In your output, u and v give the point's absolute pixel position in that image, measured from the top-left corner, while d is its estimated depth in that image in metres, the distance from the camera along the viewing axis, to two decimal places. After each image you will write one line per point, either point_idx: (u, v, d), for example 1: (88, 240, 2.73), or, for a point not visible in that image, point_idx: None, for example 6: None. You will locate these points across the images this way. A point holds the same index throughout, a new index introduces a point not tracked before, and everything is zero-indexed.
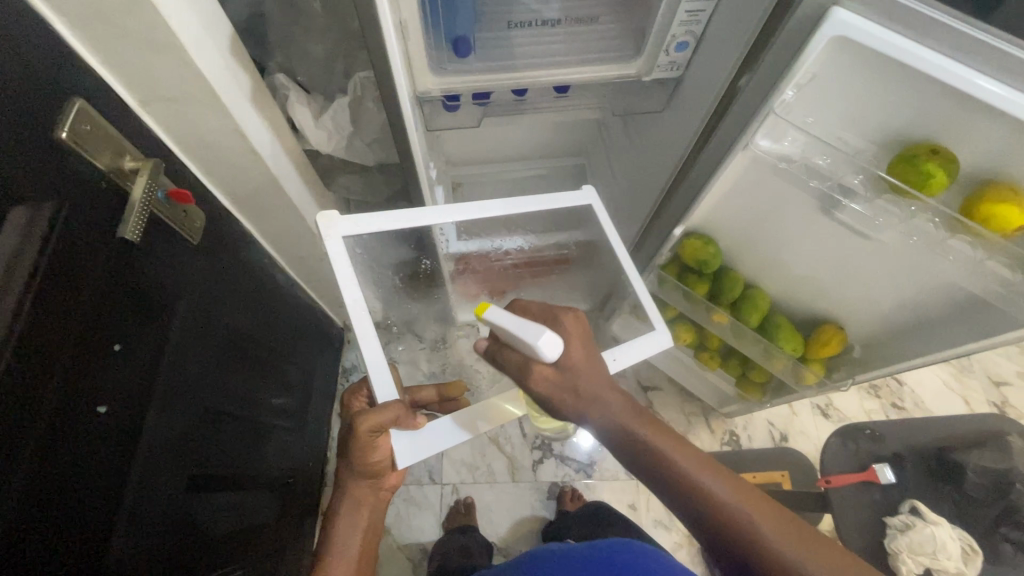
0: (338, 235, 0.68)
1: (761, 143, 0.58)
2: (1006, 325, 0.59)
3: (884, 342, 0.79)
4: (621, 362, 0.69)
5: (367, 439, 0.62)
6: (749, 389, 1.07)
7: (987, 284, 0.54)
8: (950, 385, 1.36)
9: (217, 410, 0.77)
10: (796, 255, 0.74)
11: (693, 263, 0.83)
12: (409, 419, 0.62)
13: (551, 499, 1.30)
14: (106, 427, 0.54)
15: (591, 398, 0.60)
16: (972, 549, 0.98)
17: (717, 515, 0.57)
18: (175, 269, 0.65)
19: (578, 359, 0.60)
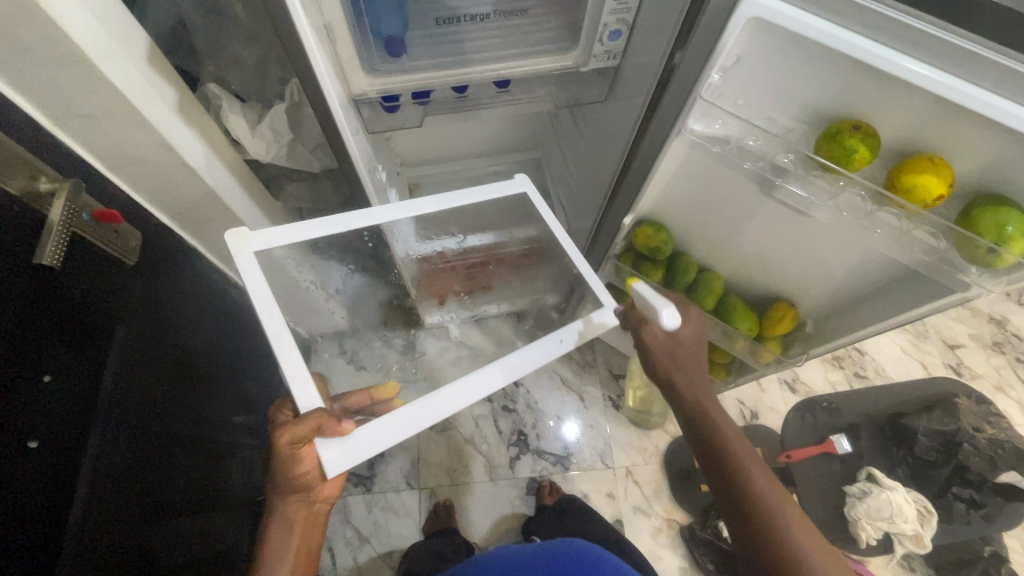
0: (249, 253, 0.65)
1: (694, 128, 0.58)
2: (939, 291, 0.61)
3: (834, 317, 0.81)
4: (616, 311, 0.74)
5: (290, 451, 0.59)
6: (713, 370, 1.08)
7: (916, 254, 0.55)
8: (907, 350, 1.41)
9: (173, 435, 0.75)
10: (744, 236, 0.75)
11: (645, 250, 0.84)
12: (336, 426, 0.59)
13: (530, 494, 1.30)
14: (41, 463, 0.52)
15: (683, 367, 0.69)
16: (928, 510, 1.00)
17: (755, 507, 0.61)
18: (111, 292, 0.63)
19: (687, 334, 0.69)
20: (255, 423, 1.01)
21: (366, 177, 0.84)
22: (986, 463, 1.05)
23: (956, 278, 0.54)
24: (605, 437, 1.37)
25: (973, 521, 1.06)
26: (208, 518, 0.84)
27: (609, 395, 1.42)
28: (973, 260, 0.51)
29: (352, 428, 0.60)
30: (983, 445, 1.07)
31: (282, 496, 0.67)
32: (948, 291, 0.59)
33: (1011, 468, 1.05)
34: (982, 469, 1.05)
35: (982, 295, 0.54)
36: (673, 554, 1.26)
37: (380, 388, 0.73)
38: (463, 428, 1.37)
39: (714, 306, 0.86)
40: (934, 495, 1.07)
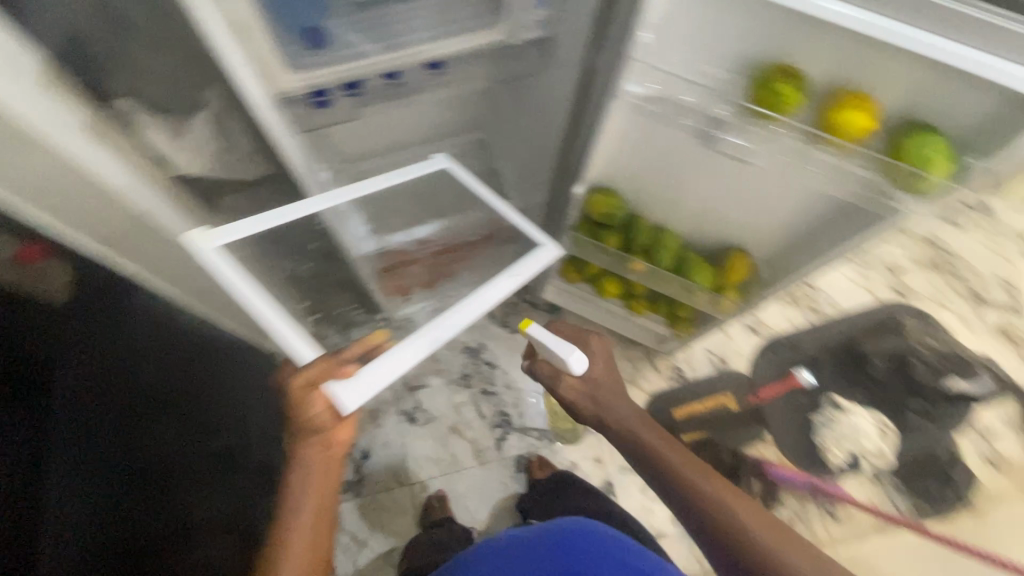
0: (213, 247, 0.61)
1: (632, 90, 0.58)
2: (874, 221, 0.64)
3: (782, 261, 0.84)
4: (519, 277, 0.77)
5: (303, 401, 0.59)
6: (679, 324, 1.12)
7: (852, 187, 0.57)
8: (857, 281, 1.49)
9: (146, 474, 0.74)
10: (693, 190, 0.76)
11: (600, 218, 0.85)
12: (340, 369, 0.59)
13: (521, 471, 1.32)
14: None
15: (607, 403, 0.75)
16: (888, 428, 1.22)
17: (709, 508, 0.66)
18: (47, 348, 0.60)
19: (597, 371, 0.77)
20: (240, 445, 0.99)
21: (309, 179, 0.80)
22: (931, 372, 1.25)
23: (887, 206, 0.57)
24: None
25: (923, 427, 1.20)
26: (202, 540, 0.84)
27: None
28: (898, 185, 0.54)
29: (357, 370, 0.60)
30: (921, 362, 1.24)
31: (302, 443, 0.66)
32: (879, 220, 0.62)
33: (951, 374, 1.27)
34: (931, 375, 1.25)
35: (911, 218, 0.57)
36: (663, 505, 1.31)
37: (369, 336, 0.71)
38: (446, 418, 1.37)
39: (672, 265, 0.88)
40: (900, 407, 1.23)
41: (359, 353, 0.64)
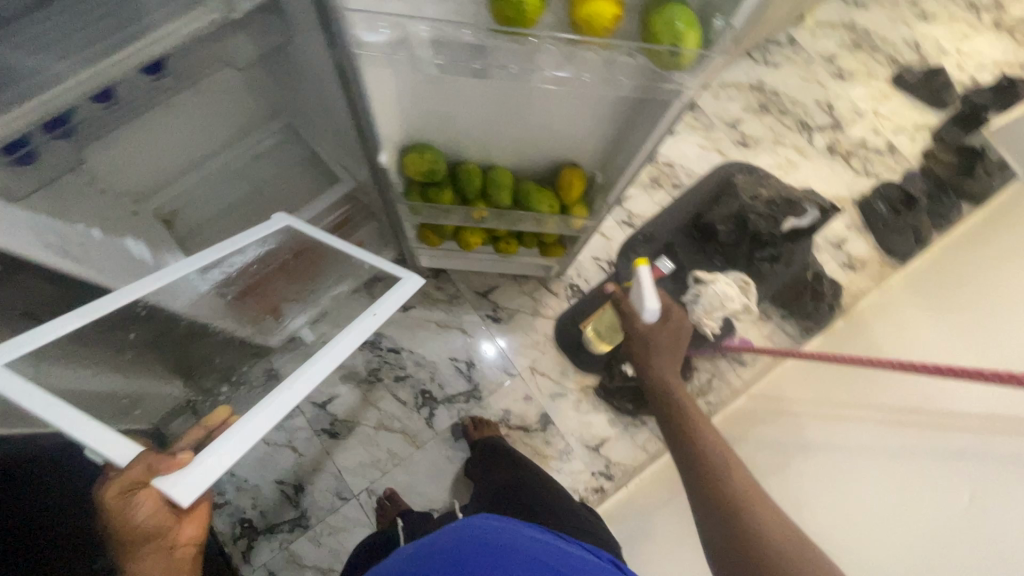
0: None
1: (365, 42, 0.51)
2: (663, 109, 0.63)
3: (610, 164, 0.82)
4: (380, 312, 0.89)
5: (123, 503, 0.59)
6: (552, 250, 1.11)
7: (626, 78, 0.55)
8: (704, 145, 1.66)
9: None
10: (496, 120, 0.72)
11: (422, 177, 0.79)
12: (165, 460, 0.57)
13: (460, 438, 1.32)
14: None
15: (658, 354, 1.03)
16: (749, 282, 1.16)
17: (699, 453, 0.83)
18: None
19: (661, 335, 1.03)
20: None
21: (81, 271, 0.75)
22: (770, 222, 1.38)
23: (663, 88, 0.56)
24: (501, 351, 1.40)
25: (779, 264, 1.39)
26: None
27: (485, 314, 1.42)
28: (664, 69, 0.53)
29: (189, 457, 0.58)
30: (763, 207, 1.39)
31: (133, 552, 0.64)
32: (668, 107, 0.62)
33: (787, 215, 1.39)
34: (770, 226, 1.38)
35: (689, 95, 0.57)
36: (599, 412, 1.38)
37: (211, 416, 0.72)
38: (368, 419, 1.31)
39: (512, 200, 0.85)
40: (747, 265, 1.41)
41: (194, 442, 0.64)
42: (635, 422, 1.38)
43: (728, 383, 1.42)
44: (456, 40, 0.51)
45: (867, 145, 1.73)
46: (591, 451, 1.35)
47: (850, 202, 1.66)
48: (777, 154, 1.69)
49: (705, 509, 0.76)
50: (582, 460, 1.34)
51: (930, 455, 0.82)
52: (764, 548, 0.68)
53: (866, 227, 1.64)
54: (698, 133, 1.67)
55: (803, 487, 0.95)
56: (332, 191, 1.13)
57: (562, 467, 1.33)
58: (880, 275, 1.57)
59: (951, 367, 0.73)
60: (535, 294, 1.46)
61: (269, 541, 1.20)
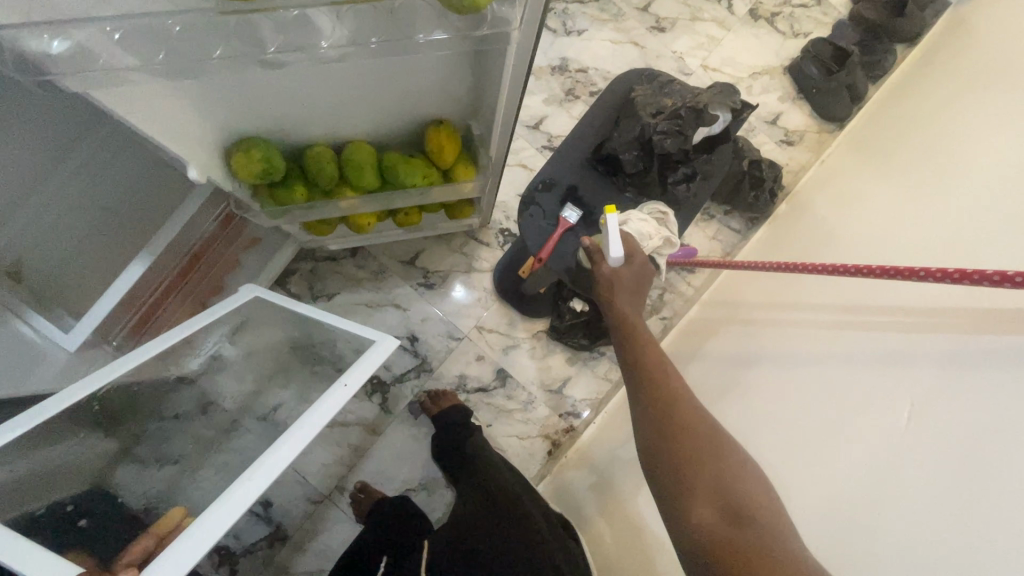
0: None
1: (63, 68, 0.39)
2: (501, 52, 0.53)
3: (481, 113, 0.69)
4: (352, 382, 0.73)
5: None
6: (461, 210, 0.99)
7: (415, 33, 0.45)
8: (617, 40, 1.48)
9: None
10: (325, 95, 0.59)
11: (260, 179, 0.66)
12: None
13: (420, 414, 1.28)
14: None
15: (621, 293, 0.89)
16: (661, 212, 1.08)
17: (653, 386, 0.77)
18: None
19: (622, 275, 0.90)
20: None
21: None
22: (677, 139, 1.16)
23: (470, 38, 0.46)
24: (442, 317, 1.32)
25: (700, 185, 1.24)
26: None
27: (417, 283, 1.32)
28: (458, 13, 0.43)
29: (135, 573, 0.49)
30: (666, 126, 1.16)
31: None
32: (505, 49, 0.51)
33: (696, 128, 1.14)
34: (678, 145, 1.16)
35: (515, 35, 0.47)
36: (555, 354, 1.34)
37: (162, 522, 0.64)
38: None
39: (380, 180, 0.72)
40: (661, 193, 1.23)
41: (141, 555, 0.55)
42: (593, 356, 1.35)
43: (679, 294, 1.38)
44: (169, 31, 0.40)
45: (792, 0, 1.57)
46: (554, 394, 1.32)
47: (782, 71, 1.54)
48: (697, 33, 1.52)
49: (644, 414, 0.75)
50: (548, 405, 1.32)
51: (875, 359, 0.77)
52: (693, 442, 0.69)
53: (801, 95, 1.52)
54: (608, 26, 1.49)
55: (756, 399, 0.93)
56: (195, 197, 0.97)
57: (529, 417, 1.31)
58: (820, 145, 1.49)
59: (895, 267, 0.67)
60: (465, 249, 1.35)
61: (252, 561, 1.18)
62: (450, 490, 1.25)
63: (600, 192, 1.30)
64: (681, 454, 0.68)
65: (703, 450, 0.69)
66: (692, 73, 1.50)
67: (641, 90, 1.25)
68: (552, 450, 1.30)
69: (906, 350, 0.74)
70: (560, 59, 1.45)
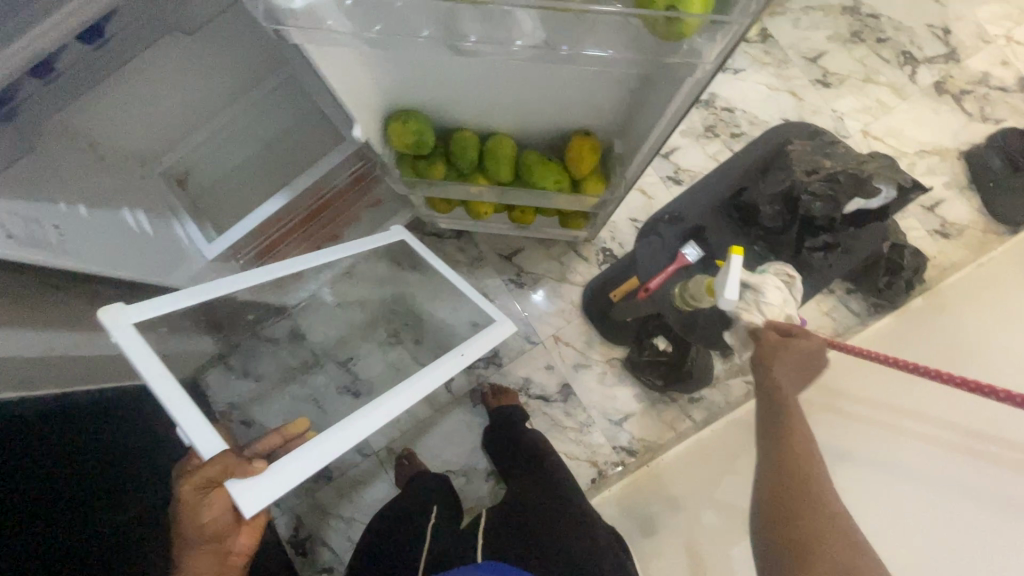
0: (128, 325, 0.55)
1: (293, 14, 0.43)
2: (677, 83, 0.52)
3: (629, 131, 0.68)
4: (467, 353, 0.88)
5: (196, 498, 0.52)
6: (574, 221, 0.99)
7: (609, 45, 0.46)
8: (774, 86, 1.41)
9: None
10: (492, 87, 0.62)
11: (408, 149, 0.70)
12: (245, 468, 0.51)
13: (479, 403, 1.31)
14: None
15: (787, 349, 0.79)
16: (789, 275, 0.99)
17: (791, 471, 0.72)
18: None
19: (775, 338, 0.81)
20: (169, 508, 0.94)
21: (128, 273, 0.81)
22: (828, 203, 1.16)
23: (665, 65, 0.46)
24: (523, 318, 1.33)
25: (832, 258, 1.26)
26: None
27: (508, 279, 1.35)
28: (658, 36, 0.43)
29: (263, 467, 0.52)
30: (820, 189, 1.16)
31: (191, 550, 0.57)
32: (682, 80, 0.50)
33: (852, 197, 1.14)
34: (828, 209, 1.16)
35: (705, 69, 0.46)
36: (625, 386, 1.30)
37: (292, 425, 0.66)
38: None
39: (513, 174, 0.74)
40: (794, 254, 1.24)
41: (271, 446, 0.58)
42: (663, 400, 1.29)
43: None
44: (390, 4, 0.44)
45: (989, 81, 1.41)
46: (613, 425, 1.28)
47: (955, 155, 1.38)
48: (866, 96, 1.41)
49: (772, 492, 0.72)
50: (604, 434, 1.27)
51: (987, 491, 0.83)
52: (821, 536, 0.64)
53: (972, 185, 1.36)
54: (769, 70, 1.42)
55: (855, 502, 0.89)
56: (338, 150, 1.05)
57: (582, 440, 1.28)
58: (981, 245, 1.31)
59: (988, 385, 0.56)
60: (563, 258, 1.36)
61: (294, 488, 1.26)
62: (487, 484, 1.26)
63: (726, 236, 1.30)
64: (801, 545, 0.65)
65: (828, 543, 0.64)
66: (849, 136, 1.39)
67: (799, 146, 1.24)
68: (596, 480, 1.25)
69: (1023, 500, 0.80)
70: (709, 93, 1.40)
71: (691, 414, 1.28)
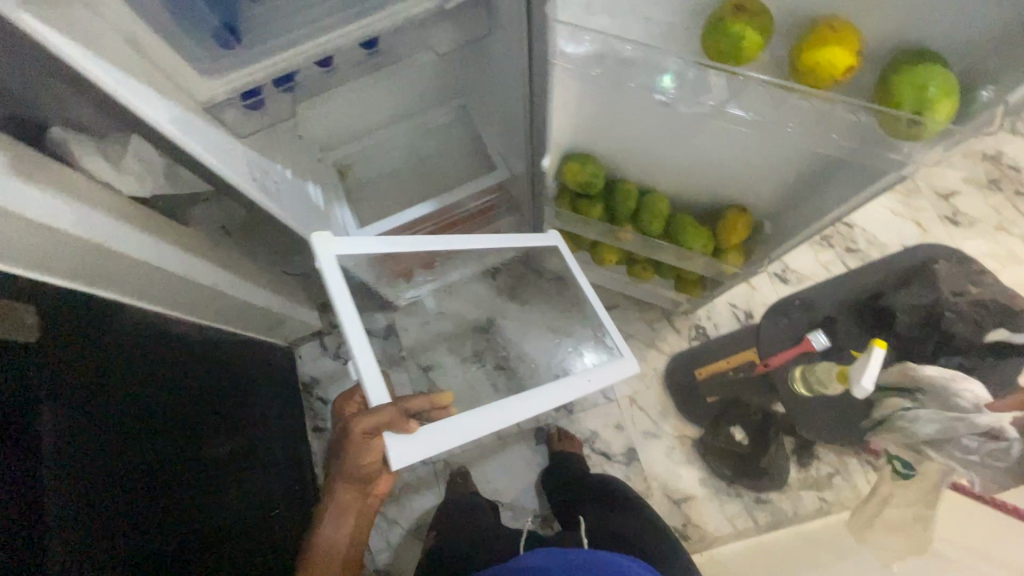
0: (331, 254, 0.71)
1: (568, 51, 0.50)
2: (873, 175, 0.56)
3: (786, 214, 0.74)
4: (593, 380, 0.94)
5: (362, 444, 0.65)
6: (689, 288, 1.03)
7: (840, 135, 0.49)
8: (900, 213, 1.43)
9: (162, 482, 0.74)
10: (673, 150, 0.69)
11: (577, 187, 0.78)
12: (402, 423, 0.62)
13: (541, 443, 1.32)
14: (39, 543, 0.53)
15: None
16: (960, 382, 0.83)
17: None
18: (63, 356, 0.63)
19: None
20: (258, 447, 1.05)
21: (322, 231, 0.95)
22: (971, 325, 1.12)
23: (886, 159, 0.49)
24: None
25: None
26: (233, 539, 0.87)
27: None
28: (898, 136, 0.46)
29: (416, 427, 0.63)
30: (965, 310, 1.14)
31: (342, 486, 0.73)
32: (884, 178, 0.54)
33: (998, 324, 1.11)
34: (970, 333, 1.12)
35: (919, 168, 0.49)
36: (692, 467, 1.27)
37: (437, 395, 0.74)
38: None
39: (663, 229, 0.80)
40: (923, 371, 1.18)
41: (421, 409, 0.68)
42: (728, 491, 1.25)
43: (854, 487, 1.22)
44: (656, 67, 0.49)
45: None
46: (672, 503, 1.24)
47: None
48: (997, 243, 1.39)
49: None
50: (660, 510, 1.24)
51: None
52: None
53: None
54: (897, 196, 1.44)
55: None
56: (485, 178, 1.16)
57: None
58: None
59: None
60: (656, 324, 1.38)
61: None
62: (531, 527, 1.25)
63: None
64: None
65: None
66: None
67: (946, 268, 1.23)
68: None
69: None
70: None
71: (755, 515, 1.23)
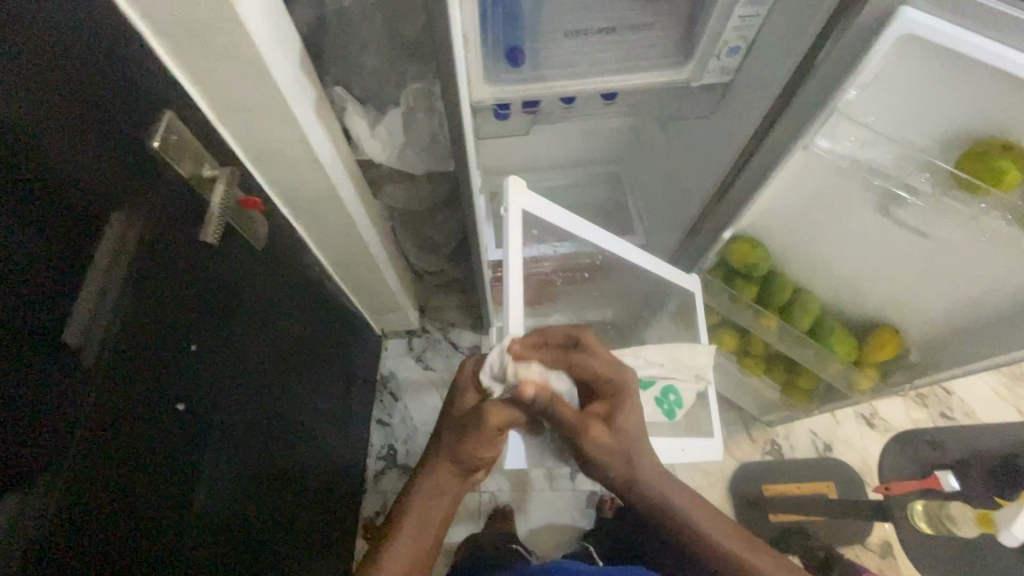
0: (519, 206, 0.71)
1: (821, 143, 0.62)
2: None
3: (945, 344, 0.82)
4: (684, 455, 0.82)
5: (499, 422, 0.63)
6: (795, 395, 1.05)
7: None
8: (1002, 395, 1.40)
9: (270, 410, 0.79)
10: (852, 260, 0.78)
11: (740, 266, 0.85)
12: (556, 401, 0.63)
13: (591, 507, 1.29)
14: (184, 424, 0.58)
15: None
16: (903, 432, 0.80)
17: None
18: (251, 273, 0.71)
19: None
20: (337, 417, 1.11)
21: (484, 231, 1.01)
22: None
23: None
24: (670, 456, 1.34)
25: None
26: (296, 490, 0.90)
27: None
28: None
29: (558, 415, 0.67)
30: None
31: (450, 466, 0.68)
32: None
33: None
34: None
35: None
36: None
37: None
38: None
39: (810, 326, 0.88)
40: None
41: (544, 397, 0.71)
42: None
43: None
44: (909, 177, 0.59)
45: None
46: None
47: None
48: None
49: None
50: None
51: None
52: None
53: None
54: (1001, 377, 1.43)
55: None
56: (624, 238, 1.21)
57: None
58: None
59: None
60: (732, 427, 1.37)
61: (397, 476, 1.31)
62: None
63: None
64: None
65: None
66: None
67: None
68: None
69: None
70: None
71: None
